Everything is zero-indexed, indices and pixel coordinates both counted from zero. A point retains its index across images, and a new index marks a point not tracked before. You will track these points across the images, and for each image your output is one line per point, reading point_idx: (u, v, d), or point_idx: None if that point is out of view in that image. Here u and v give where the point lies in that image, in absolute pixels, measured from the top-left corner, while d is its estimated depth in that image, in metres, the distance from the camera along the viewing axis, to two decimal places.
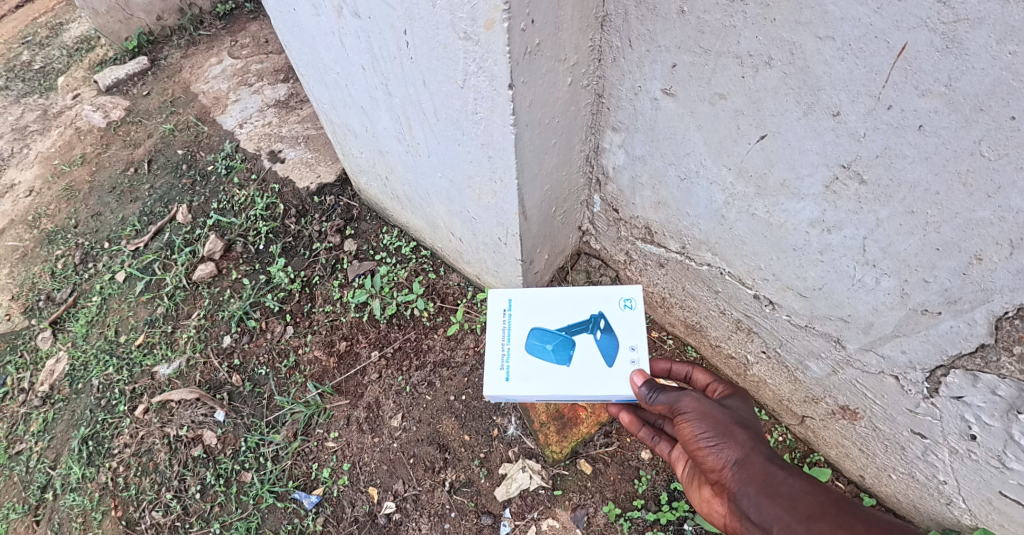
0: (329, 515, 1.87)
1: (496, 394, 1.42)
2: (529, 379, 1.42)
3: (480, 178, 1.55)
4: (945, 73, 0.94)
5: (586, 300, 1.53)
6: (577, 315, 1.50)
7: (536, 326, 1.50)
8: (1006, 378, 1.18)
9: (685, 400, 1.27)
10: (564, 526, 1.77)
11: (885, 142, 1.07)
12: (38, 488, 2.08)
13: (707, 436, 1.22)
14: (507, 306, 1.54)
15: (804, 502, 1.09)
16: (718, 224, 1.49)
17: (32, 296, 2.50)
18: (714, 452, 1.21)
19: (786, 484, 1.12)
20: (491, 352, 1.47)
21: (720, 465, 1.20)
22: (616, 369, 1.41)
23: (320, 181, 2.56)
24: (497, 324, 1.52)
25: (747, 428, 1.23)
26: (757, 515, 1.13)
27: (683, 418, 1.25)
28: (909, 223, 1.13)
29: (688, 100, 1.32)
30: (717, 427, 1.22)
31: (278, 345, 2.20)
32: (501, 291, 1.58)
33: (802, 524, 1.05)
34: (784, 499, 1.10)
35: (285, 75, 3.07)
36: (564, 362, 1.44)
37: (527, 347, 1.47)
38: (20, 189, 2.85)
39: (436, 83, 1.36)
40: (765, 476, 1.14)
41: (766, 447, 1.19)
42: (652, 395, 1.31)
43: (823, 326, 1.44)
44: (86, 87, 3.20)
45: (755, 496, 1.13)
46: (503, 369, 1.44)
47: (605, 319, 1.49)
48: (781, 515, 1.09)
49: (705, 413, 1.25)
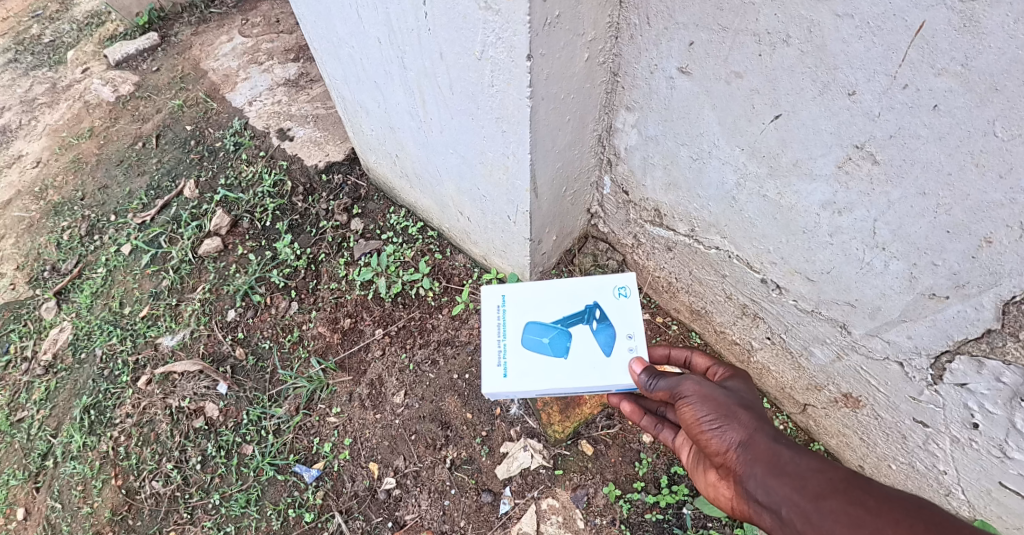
0: (329, 489, 1.88)
1: (495, 391, 1.43)
2: (528, 375, 1.43)
3: (491, 153, 1.55)
4: (961, 52, 0.94)
5: (580, 292, 1.54)
6: (572, 307, 1.51)
7: (531, 320, 1.50)
8: (1011, 364, 1.18)
9: (686, 384, 1.26)
10: (563, 506, 1.78)
11: (899, 122, 1.07)
12: (39, 455, 2.08)
13: (709, 419, 1.21)
14: (501, 303, 1.54)
15: (812, 479, 1.05)
16: (729, 206, 1.49)
17: (37, 266, 2.51)
18: (718, 435, 1.20)
19: (793, 463, 1.09)
20: (488, 349, 1.48)
21: (725, 448, 1.19)
22: (614, 358, 1.43)
23: (329, 160, 2.56)
24: (491, 322, 1.52)
25: (751, 409, 1.22)
26: (764, 496, 1.10)
27: (685, 402, 1.25)
28: (920, 205, 1.13)
29: (704, 79, 1.32)
30: (718, 409, 1.21)
31: (283, 320, 2.20)
32: (494, 287, 1.57)
33: (812, 503, 1.02)
34: (791, 478, 1.07)
35: (296, 54, 3.07)
36: (561, 354, 1.45)
37: (523, 343, 1.47)
38: (27, 160, 2.86)
39: (454, 55, 1.36)
40: (770, 457, 1.12)
41: (771, 427, 1.17)
42: (652, 382, 1.32)
43: (830, 311, 1.45)
44: (95, 61, 3.19)
45: (762, 477, 1.11)
46: (501, 365, 1.45)
47: (599, 309, 1.50)
48: (789, 495, 1.06)
49: (707, 396, 1.24)
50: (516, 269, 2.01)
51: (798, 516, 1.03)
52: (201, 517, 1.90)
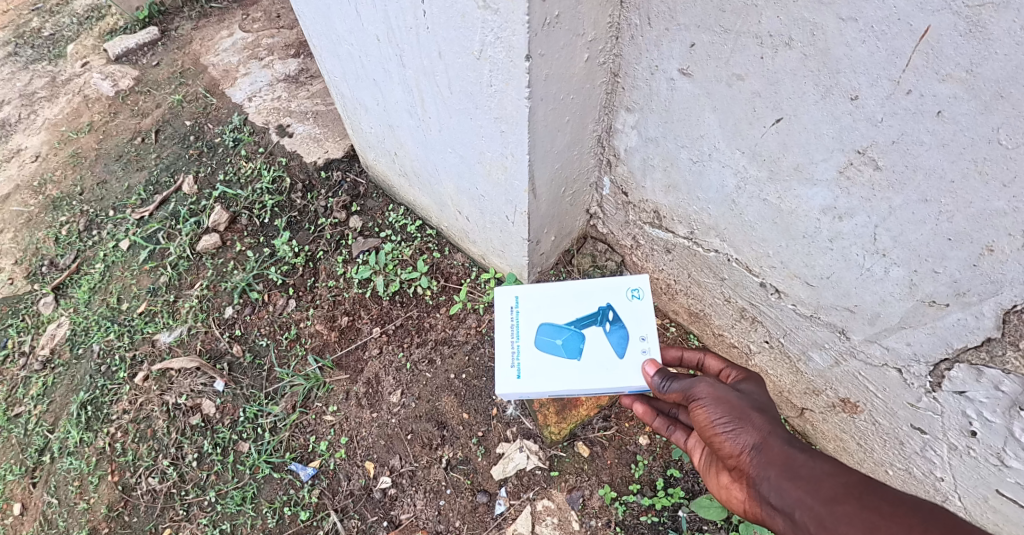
0: (324, 487, 1.88)
1: (509, 392, 1.42)
2: (541, 376, 1.43)
3: (491, 153, 1.54)
4: (967, 58, 0.93)
5: (593, 293, 1.53)
6: (585, 308, 1.50)
7: (544, 321, 1.50)
8: (1011, 373, 1.17)
9: (700, 386, 1.26)
10: (559, 508, 1.77)
11: (902, 127, 1.06)
12: (35, 451, 2.08)
13: (723, 421, 1.20)
14: (515, 303, 1.53)
15: (827, 483, 1.03)
16: (729, 209, 1.48)
17: (35, 261, 2.50)
18: (731, 437, 1.18)
19: (807, 467, 1.08)
20: (501, 350, 1.48)
21: (738, 450, 1.17)
22: (627, 359, 1.42)
23: (328, 157, 2.55)
24: (505, 323, 1.51)
25: (764, 413, 1.20)
26: (777, 499, 1.08)
27: (698, 404, 1.24)
28: (922, 212, 1.12)
29: (705, 81, 1.30)
30: (732, 411, 1.20)
31: (280, 318, 2.20)
32: (507, 287, 1.56)
33: (826, 506, 1.00)
34: (805, 481, 1.05)
35: (296, 50, 3.05)
36: (574, 355, 1.44)
37: (536, 343, 1.47)
38: (26, 154, 2.85)
39: (453, 54, 1.35)
40: (784, 460, 1.10)
41: (785, 431, 1.16)
42: (666, 384, 1.32)
43: (829, 316, 1.44)
44: (95, 55, 3.18)
45: (775, 479, 1.09)
46: (514, 366, 1.45)
47: (613, 310, 1.49)
48: (803, 498, 1.04)
49: (720, 399, 1.23)
50: (515, 269, 2.00)
51: (811, 519, 1.01)
52: (197, 514, 1.90)
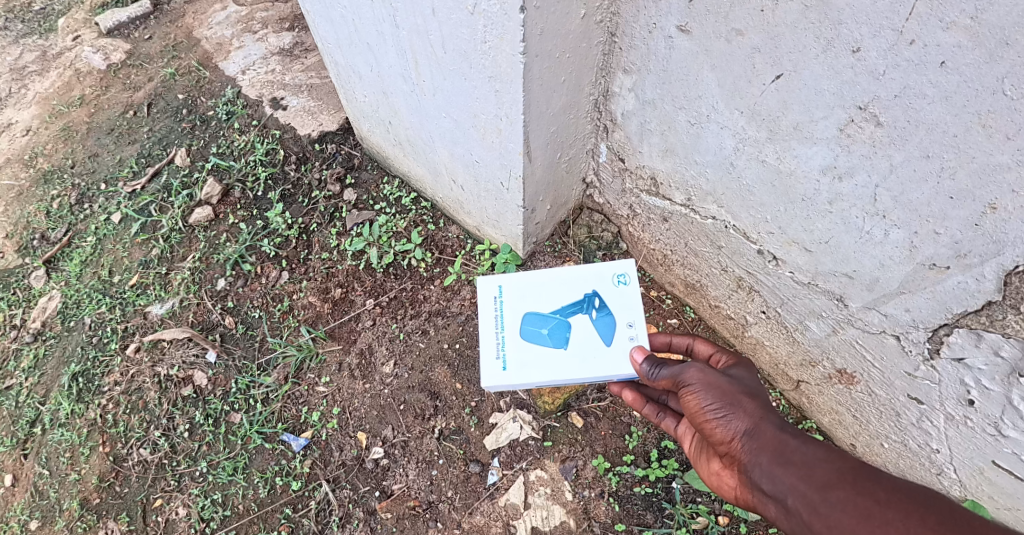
0: (317, 457, 1.86)
1: (495, 384, 1.40)
2: (528, 366, 1.40)
3: (486, 115, 1.51)
4: (971, 4, 0.90)
5: (579, 280, 1.50)
6: (571, 296, 1.47)
7: (529, 311, 1.47)
8: (1011, 338, 1.14)
9: (689, 372, 1.22)
10: (552, 478, 1.76)
11: (904, 80, 1.03)
12: (26, 423, 2.06)
13: (714, 407, 1.17)
14: (498, 294, 1.50)
15: (819, 469, 1.02)
16: (727, 173, 1.45)
17: (27, 235, 2.46)
18: (723, 423, 1.16)
19: (799, 452, 1.06)
20: (486, 342, 1.45)
21: (729, 436, 1.15)
22: (615, 347, 1.40)
23: (321, 129, 2.50)
24: (489, 313, 1.48)
25: (756, 398, 1.18)
26: (769, 486, 1.07)
27: (688, 390, 1.21)
28: (924, 169, 1.09)
29: (704, 38, 1.28)
30: (724, 397, 1.17)
31: (273, 290, 2.17)
32: (490, 278, 1.53)
33: (818, 492, 0.99)
34: (798, 467, 1.04)
35: (291, 23, 2.99)
36: (561, 345, 1.42)
37: (522, 334, 1.44)
38: (18, 128, 2.80)
39: (446, 11, 1.32)
40: (776, 445, 1.08)
41: (777, 416, 1.13)
42: (655, 370, 1.29)
43: (827, 283, 1.42)
44: (86, 29, 3.11)
45: (768, 466, 1.08)
46: (499, 358, 1.43)
47: (599, 297, 1.47)
48: (796, 485, 1.02)
49: (711, 384, 1.20)
50: (510, 239, 1.98)
51: (805, 506, 1.00)
52: (189, 484, 1.88)
